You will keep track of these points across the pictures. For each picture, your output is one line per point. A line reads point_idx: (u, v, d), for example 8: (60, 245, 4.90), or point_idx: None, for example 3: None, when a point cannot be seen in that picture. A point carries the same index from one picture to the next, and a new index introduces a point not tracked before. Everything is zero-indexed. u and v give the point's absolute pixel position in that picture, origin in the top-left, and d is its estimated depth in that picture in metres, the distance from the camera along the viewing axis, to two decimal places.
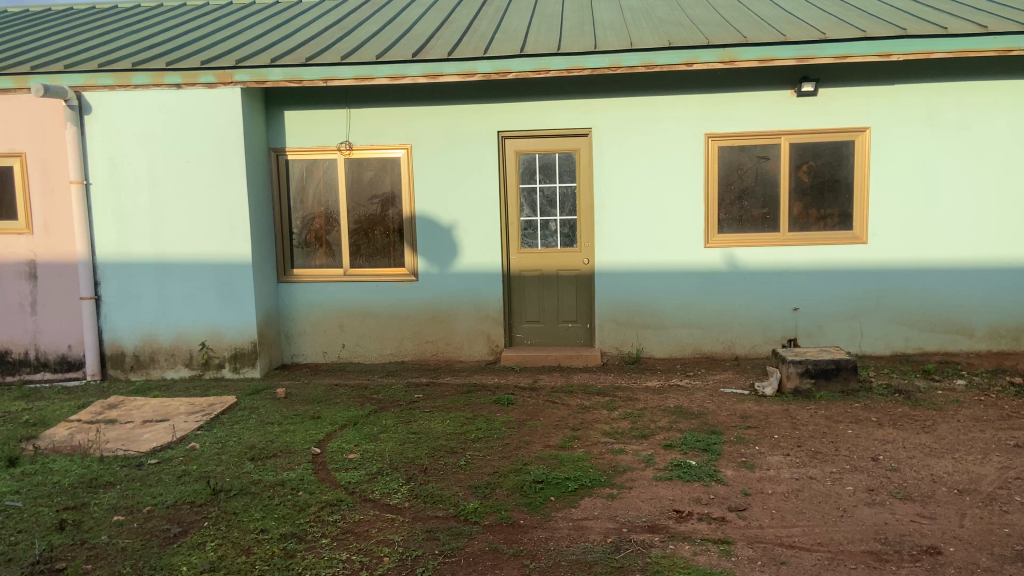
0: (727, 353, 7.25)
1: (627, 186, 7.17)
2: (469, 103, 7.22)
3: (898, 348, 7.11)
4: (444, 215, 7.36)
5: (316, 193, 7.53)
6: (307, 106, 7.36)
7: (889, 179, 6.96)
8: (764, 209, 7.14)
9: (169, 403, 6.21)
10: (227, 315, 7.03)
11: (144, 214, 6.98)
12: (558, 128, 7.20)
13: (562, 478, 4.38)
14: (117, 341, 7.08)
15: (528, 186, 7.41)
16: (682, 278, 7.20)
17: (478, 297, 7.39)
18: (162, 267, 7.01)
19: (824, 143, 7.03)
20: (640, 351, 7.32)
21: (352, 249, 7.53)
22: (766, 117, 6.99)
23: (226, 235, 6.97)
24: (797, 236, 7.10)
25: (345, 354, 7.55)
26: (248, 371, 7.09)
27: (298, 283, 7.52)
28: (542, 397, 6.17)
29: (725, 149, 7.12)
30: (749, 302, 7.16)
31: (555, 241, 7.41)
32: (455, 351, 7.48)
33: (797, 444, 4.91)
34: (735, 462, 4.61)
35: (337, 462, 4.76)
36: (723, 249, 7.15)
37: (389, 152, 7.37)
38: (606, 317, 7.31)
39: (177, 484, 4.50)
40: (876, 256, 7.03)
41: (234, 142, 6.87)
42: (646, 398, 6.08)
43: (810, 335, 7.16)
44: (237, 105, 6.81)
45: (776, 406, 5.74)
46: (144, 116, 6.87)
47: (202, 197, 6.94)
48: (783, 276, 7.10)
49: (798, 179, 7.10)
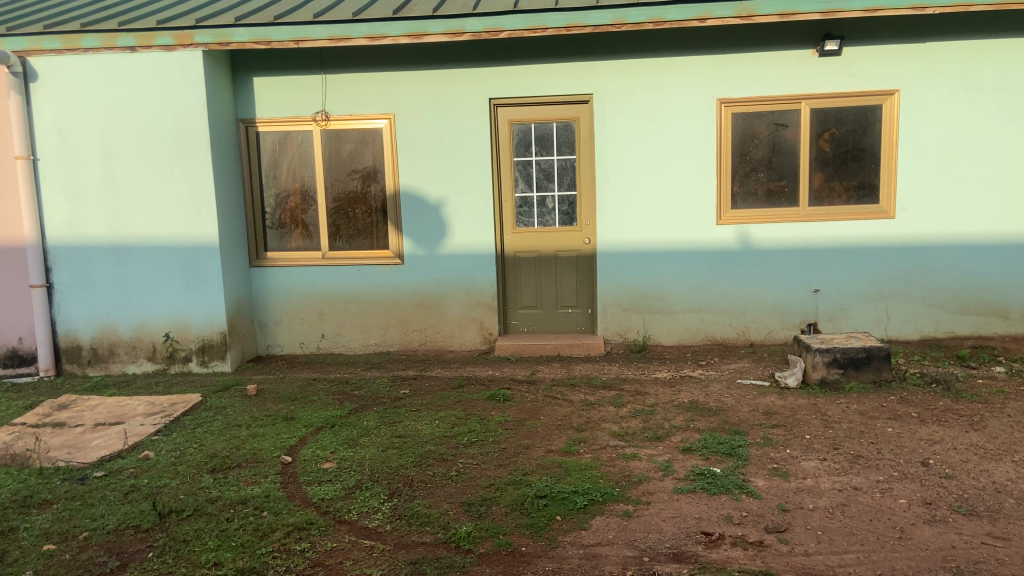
0: (742, 339, 6.66)
1: (631, 157, 6.53)
2: (458, 67, 6.54)
3: (927, 332, 6.53)
4: (431, 191, 6.71)
5: (290, 167, 6.87)
6: (278, 72, 6.66)
7: (919, 148, 6.34)
8: (782, 181, 6.53)
9: (126, 402, 5.58)
10: (194, 304, 6.38)
11: (99, 193, 6.29)
12: (556, 95, 6.54)
13: (569, 492, 3.78)
14: (72, 333, 6.44)
15: (523, 159, 6.77)
16: (692, 258, 6.59)
17: (469, 281, 6.76)
18: (120, 252, 6.35)
19: (848, 108, 6.40)
20: (647, 339, 6.72)
21: (331, 230, 6.88)
22: (785, 80, 6.35)
23: (190, 215, 6.30)
24: (817, 212, 6.49)
25: (324, 345, 6.93)
26: (218, 365, 6.45)
27: (272, 267, 6.87)
28: (542, 392, 5.56)
29: (739, 116, 6.48)
30: (766, 284, 6.56)
31: (553, 219, 6.78)
32: (444, 340, 6.87)
33: (834, 446, 4.32)
34: (766, 470, 4.01)
35: (309, 474, 4.14)
36: (738, 226, 6.53)
37: (370, 122, 6.70)
38: (609, 302, 6.71)
39: (123, 503, 3.89)
40: (904, 233, 6.42)
41: (197, 113, 6.18)
42: (657, 392, 5.48)
43: (832, 319, 6.56)
44: (199, 70, 6.13)
45: (803, 400, 5.14)
46: (96, 84, 6.17)
47: (162, 174, 6.26)
48: (803, 255, 6.50)
49: (819, 148, 6.49)
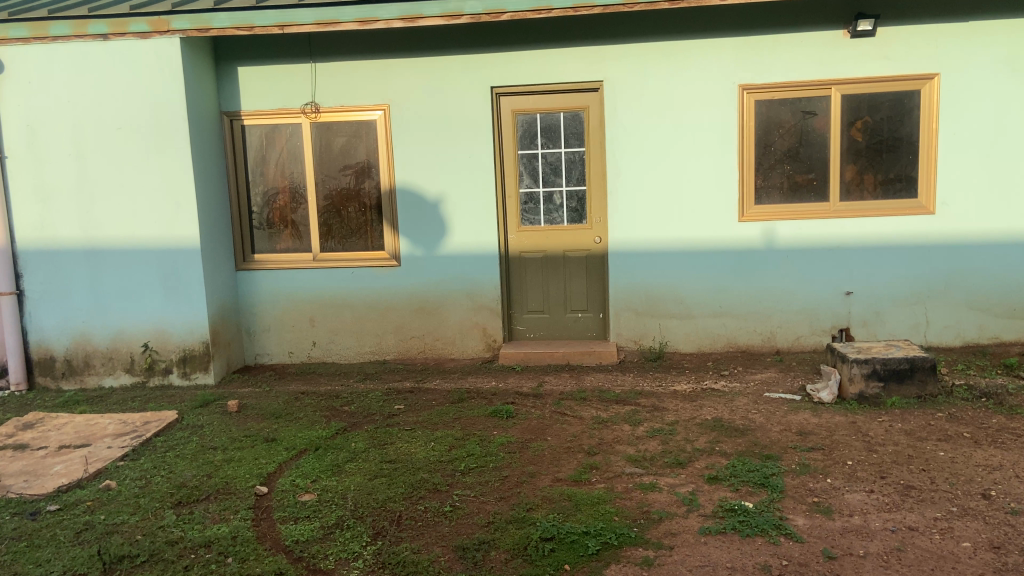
0: (767, 346, 6.14)
1: (645, 149, 6.02)
2: (457, 53, 6.04)
3: (970, 338, 5.98)
4: (429, 188, 6.21)
5: (278, 163, 6.39)
6: (264, 60, 6.18)
7: (962, 137, 5.79)
8: (810, 174, 5.99)
9: (97, 421, 5.11)
10: (174, 312, 5.91)
11: (70, 193, 5.82)
12: (564, 83, 6.03)
13: (579, 534, 3.28)
14: (44, 343, 6.00)
15: (528, 152, 6.26)
16: (714, 259, 6.07)
17: (470, 284, 6.27)
18: (94, 256, 5.88)
19: (883, 94, 5.86)
20: (664, 346, 6.20)
21: (322, 230, 6.40)
22: (814, 64, 5.81)
23: (168, 215, 5.81)
24: (849, 207, 5.96)
25: (316, 354, 6.46)
26: (200, 377, 5.97)
27: (260, 270, 6.40)
28: (549, 408, 5.06)
29: (763, 104, 5.95)
30: (794, 286, 6.03)
31: (561, 217, 6.27)
32: (445, 348, 6.38)
33: (880, 476, 3.83)
34: (806, 506, 3.51)
35: (285, 510, 3.66)
36: (762, 224, 6.01)
37: (363, 114, 6.21)
38: (622, 306, 6.20)
39: (72, 546, 3.42)
40: (945, 230, 5.88)
41: (174, 106, 5.68)
42: (677, 407, 4.96)
43: (866, 324, 6.03)
44: (176, 60, 5.63)
45: (840, 418, 4.63)
46: (65, 75, 5.68)
47: (138, 171, 5.78)
48: (834, 254, 5.97)
49: (852, 137, 5.94)
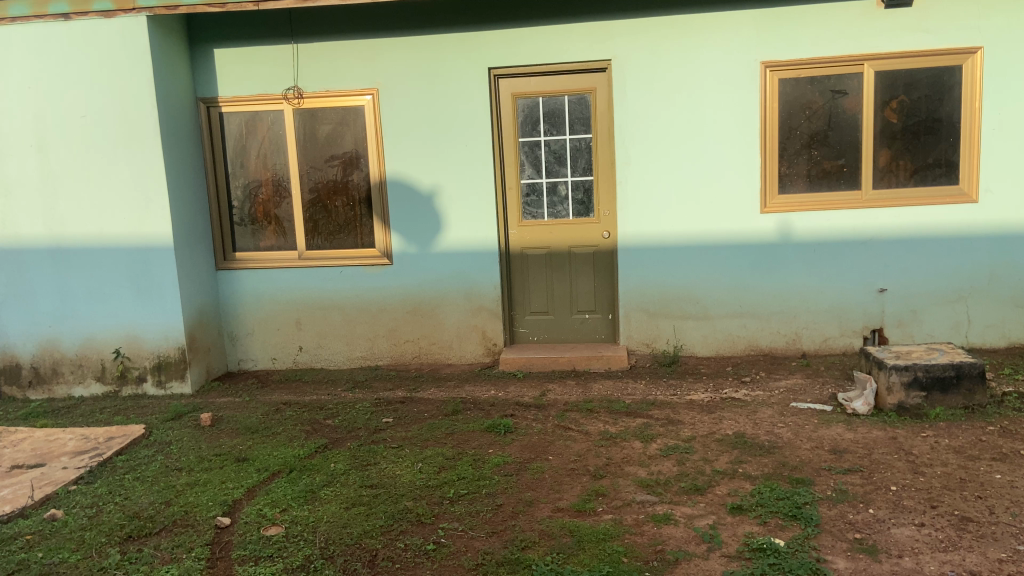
0: (792, 349, 5.62)
1: (656, 135, 5.50)
2: (450, 31, 5.55)
3: (1016, 339, 5.44)
4: (423, 179, 5.73)
5: (260, 153, 5.92)
6: (243, 43, 5.71)
7: (1009, 118, 5.25)
8: (840, 159, 5.46)
9: (57, 436, 4.68)
10: (146, 315, 5.47)
11: (34, 187, 5.38)
12: (567, 62, 5.53)
13: None
14: (11, 349, 5.58)
15: (529, 139, 5.76)
16: (734, 254, 5.56)
17: (468, 283, 5.78)
18: (60, 255, 5.44)
19: (920, 71, 5.31)
20: (678, 349, 5.70)
21: (308, 226, 5.94)
22: (843, 37, 5.28)
23: (139, 210, 5.36)
24: (883, 195, 5.42)
25: (303, 359, 6.00)
26: (176, 387, 5.53)
27: (242, 270, 5.94)
28: (551, 421, 4.57)
29: (788, 83, 5.42)
30: (822, 283, 5.51)
31: (566, 209, 5.77)
32: (441, 353, 5.90)
33: (930, 505, 3.31)
34: (846, 545, 3.00)
35: (246, 547, 3.19)
36: (786, 216, 5.49)
37: (350, 99, 5.73)
38: (633, 306, 5.70)
39: None
40: (990, 220, 5.33)
41: (142, 92, 5.22)
42: (694, 420, 4.46)
43: (901, 324, 5.50)
44: (143, 41, 5.16)
45: (878, 433, 4.12)
46: (25, 59, 5.24)
47: (105, 163, 5.33)
48: (866, 248, 5.44)
49: (886, 119, 5.40)
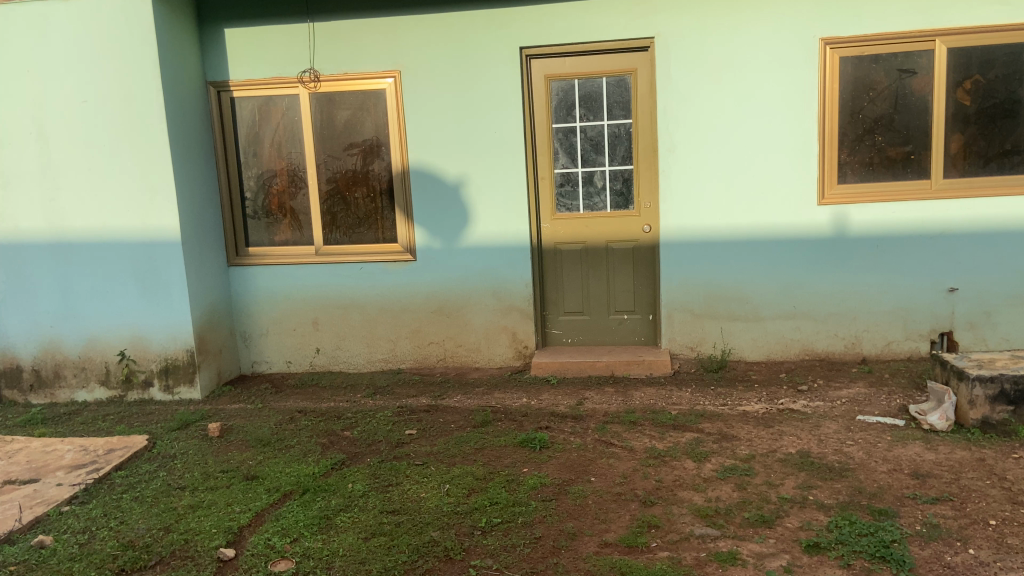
0: (851, 354, 5.15)
1: (703, 120, 5.04)
2: (477, 8, 5.11)
3: None
4: (448, 168, 5.31)
5: (274, 142, 5.54)
6: (255, 23, 5.32)
7: None
8: (906, 146, 4.97)
9: (55, 448, 4.32)
10: (152, 315, 5.10)
11: (32, 177, 5.03)
12: (605, 41, 5.07)
13: None
14: (11, 351, 5.25)
15: (564, 125, 5.31)
16: (788, 249, 5.08)
17: (497, 281, 5.36)
18: (62, 251, 5.09)
19: (998, 47, 4.79)
20: (726, 353, 5.24)
21: (326, 219, 5.55)
22: (912, 11, 4.77)
23: (143, 203, 4.99)
24: (954, 185, 4.92)
25: (320, 362, 5.62)
26: (184, 392, 5.16)
27: (256, 266, 5.56)
28: (591, 435, 4.14)
29: (850, 61, 4.92)
30: (885, 281, 5.02)
31: (603, 201, 5.33)
32: (467, 355, 5.49)
33: None
34: None
35: None
36: (846, 208, 5.00)
37: (370, 82, 5.31)
38: (676, 306, 5.24)
39: None
40: None
41: (147, 74, 4.83)
42: (750, 436, 4.02)
43: (973, 326, 5.00)
44: (147, 20, 4.78)
45: (963, 454, 3.64)
46: (23, 40, 4.88)
47: (107, 152, 4.96)
48: (935, 243, 4.94)
49: (959, 101, 4.89)
